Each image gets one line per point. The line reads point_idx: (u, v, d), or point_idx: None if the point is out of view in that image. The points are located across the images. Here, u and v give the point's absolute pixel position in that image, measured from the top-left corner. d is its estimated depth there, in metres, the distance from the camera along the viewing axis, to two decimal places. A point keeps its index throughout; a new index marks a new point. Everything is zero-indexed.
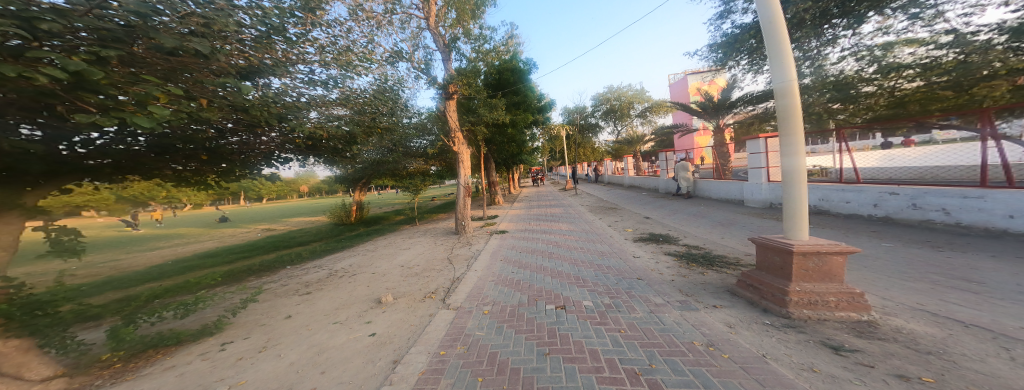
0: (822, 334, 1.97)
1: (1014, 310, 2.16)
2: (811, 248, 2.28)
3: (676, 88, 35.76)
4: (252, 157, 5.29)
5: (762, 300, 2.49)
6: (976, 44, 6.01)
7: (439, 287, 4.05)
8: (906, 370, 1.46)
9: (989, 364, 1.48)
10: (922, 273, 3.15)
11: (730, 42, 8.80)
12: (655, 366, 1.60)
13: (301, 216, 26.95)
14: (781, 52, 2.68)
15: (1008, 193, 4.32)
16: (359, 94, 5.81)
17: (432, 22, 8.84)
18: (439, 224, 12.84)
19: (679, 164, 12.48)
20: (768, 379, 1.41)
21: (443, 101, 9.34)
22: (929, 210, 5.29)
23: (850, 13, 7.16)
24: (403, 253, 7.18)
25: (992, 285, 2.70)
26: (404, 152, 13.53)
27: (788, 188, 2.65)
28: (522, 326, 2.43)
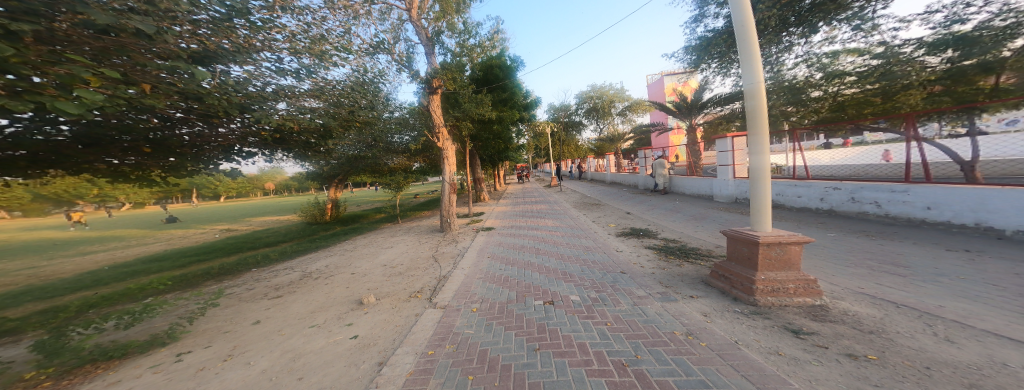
0: (784, 319, 2.19)
1: (932, 291, 2.55)
2: (775, 239, 2.51)
3: (653, 88, 37.28)
4: (207, 151, 4.78)
5: (733, 290, 2.71)
6: (900, 57, 6.77)
7: (425, 286, 3.97)
8: (854, 349, 1.68)
9: (918, 340, 1.74)
10: (861, 259, 3.60)
11: (703, 45, 9.24)
12: (641, 357, 1.69)
13: (267, 215, 25.09)
14: (751, 56, 2.87)
15: (927, 188, 5.01)
16: (333, 85, 5.45)
17: (415, 14, 8.42)
18: (421, 222, 12.50)
19: (655, 161, 13.09)
20: (741, 364, 1.55)
21: (426, 96, 8.98)
22: (864, 203, 6.00)
23: (805, 22, 7.69)
24: (385, 252, 6.94)
25: (915, 269, 3.16)
26: (384, 148, 12.98)
27: (755, 185, 2.87)
28: (512, 322, 2.46)
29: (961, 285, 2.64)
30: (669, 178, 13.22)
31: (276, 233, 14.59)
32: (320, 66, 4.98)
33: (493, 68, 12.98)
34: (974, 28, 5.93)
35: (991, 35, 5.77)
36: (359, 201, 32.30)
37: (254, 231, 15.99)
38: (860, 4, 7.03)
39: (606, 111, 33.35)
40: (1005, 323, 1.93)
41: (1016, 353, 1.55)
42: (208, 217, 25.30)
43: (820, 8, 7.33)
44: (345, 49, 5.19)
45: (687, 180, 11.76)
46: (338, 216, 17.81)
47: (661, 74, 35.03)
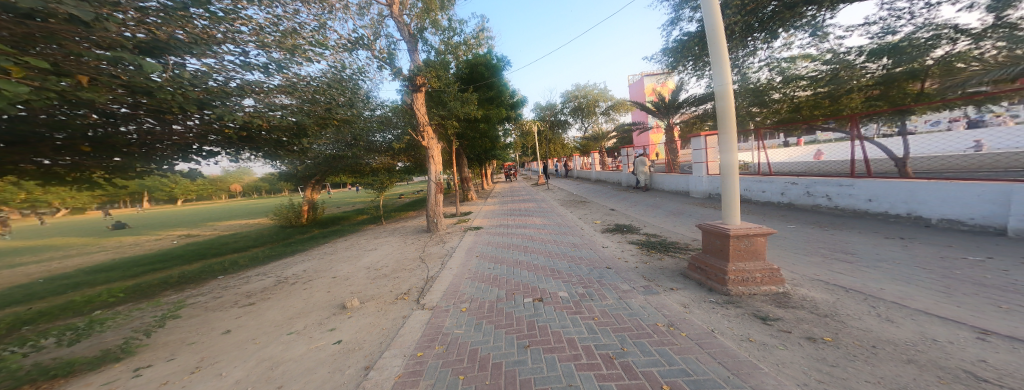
0: (753, 307, 2.37)
1: (874, 275, 2.88)
2: (744, 232, 2.69)
3: (634, 87, 38.35)
4: (159, 150, 4.37)
5: (708, 281, 2.89)
6: (845, 63, 7.45)
7: (412, 287, 3.90)
8: (813, 332, 1.86)
9: (865, 321, 1.97)
10: (816, 248, 3.99)
11: (679, 48, 9.60)
12: (627, 349, 1.78)
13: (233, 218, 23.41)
14: (720, 59, 3.03)
15: (869, 182, 5.58)
16: (307, 81, 5.18)
17: (396, 10, 8.11)
18: (405, 223, 12.18)
19: (636, 159, 13.59)
20: (717, 352, 1.67)
21: (410, 94, 8.71)
22: (817, 197, 6.59)
23: (766, 29, 8.19)
24: (369, 255, 6.72)
25: (860, 255, 3.55)
26: (364, 147, 12.44)
27: (725, 181, 3.05)
28: (502, 321, 2.48)
29: (896, 269, 3.00)
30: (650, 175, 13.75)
31: (245, 237, 13.65)
32: (296, 61, 4.70)
33: (479, 66, 12.82)
34: (902, 39, 6.73)
35: (912, 47, 6.61)
36: (339, 203, 30.90)
37: (219, 235, 14.86)
38: (813, 13, 7.54)
39: (590, 110, 33.82)
40: (933, 302, 2.22)
41: (942, 329, 1.80)
42: (165, 222, 23.24)
43: (775, 17, 7.82)
44: (321, 45, 4.93)
45: (666, 177, 12.29)
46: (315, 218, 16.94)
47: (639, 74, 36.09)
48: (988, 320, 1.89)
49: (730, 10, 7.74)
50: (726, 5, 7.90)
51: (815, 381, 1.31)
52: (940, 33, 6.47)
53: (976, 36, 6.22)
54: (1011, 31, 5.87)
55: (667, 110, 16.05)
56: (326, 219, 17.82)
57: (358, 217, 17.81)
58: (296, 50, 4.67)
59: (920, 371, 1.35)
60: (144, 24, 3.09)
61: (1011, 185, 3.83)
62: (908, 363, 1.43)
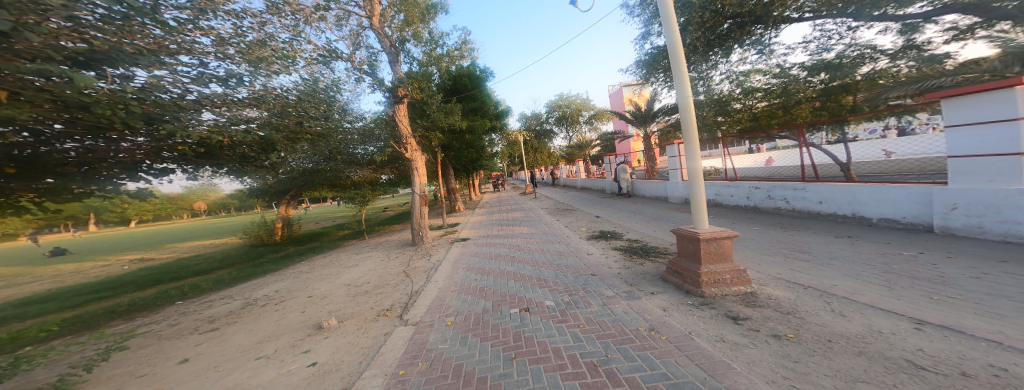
0: (726, 307, 2.50)
1: (828, 272, 3.14)
2: (713, 235, 2.86)
3: (613, 98, 39.75)
4: (104, 170, 4.07)
5: (685, 284, 3.01)
6: (790, 77, 8.26)
7: (395, 303, 3.76)
8: (778, 329, 1.99)
9: (822, 316, 2.13)
10: (779, 248, 4.29)
11: (650, 61, 10.14)
12: (611, 356, 1.81)
13: (196, 239, 21.70)
14: (679, 74, 3.24)
15: (819, 185, 6.11)
16: (277, 94, 4.98)
17: (376, 22, 8.06)
18: (389, 237, 11.83)
19: (618, 167, 14.08)
20: (695, 353, 1.74)
21: (392, 106, 8.59)
22: (777, 200, 7.10)
23: (722, 46, 8.73)
24: (349, 271, 6.44)
25: (816, 253, 3.86)
26: (345, 160, 12.05)
27: (692, 186, 3.22)
28: (488, 333, 2.45)
29: (847, 266, 3.29)
30: (631, 182, 14.22)
31: (210, 259, 12.71)
32: (265, 73, 4.61)
33: (462, 77, 12.86)
34: (836, 57, 7.63)
35: (850, 62, 7.52)
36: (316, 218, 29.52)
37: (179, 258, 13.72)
38: (761, 32, 8.19)
39: (575, 119, 34.11)
40: (877, 296, 2.44)
41: (887, 321, 1.98)
42: (116, 246, 21.12)
43: (729, 36, 8.49)
44: (289, 58, 4.82)
45: (647, 184, 12.80)
46: (290, 235, 16.12)
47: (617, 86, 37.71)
48: (923, 311, 2.10)
49: (692, 28, 8.35)
50: (689, 23, 8.48)
51: (782, 378, 1.39)
52: (864, 53, 7.47)
53: (892, 56, 7.20)
54: (918, 54, 6.89)
55: (644, 119, 16.66)
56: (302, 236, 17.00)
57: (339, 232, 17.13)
58: (266, 62, 4.59)
59: (870, 362, 1.48)
60: (82, 34, 2.91)
61: (931, 187, 4.38)
62: (860, 355, 1.56)
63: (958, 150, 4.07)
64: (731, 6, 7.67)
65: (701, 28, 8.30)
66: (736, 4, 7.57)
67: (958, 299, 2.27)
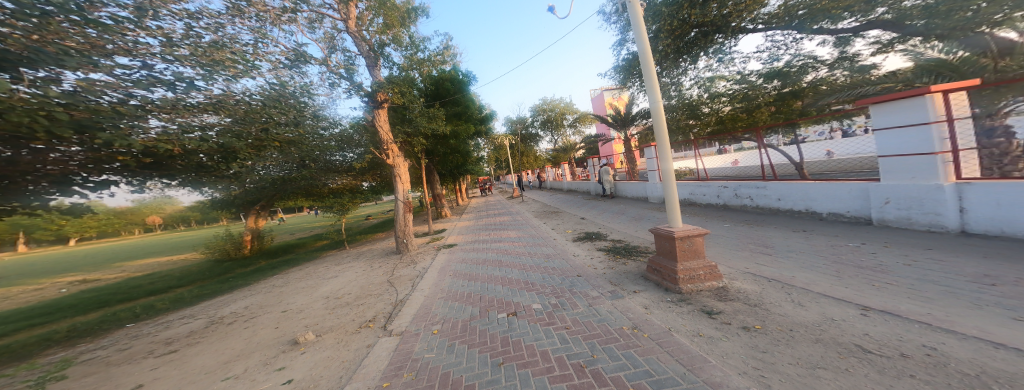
0: (701, 303, 2.64)
1: (788, 264, 3.42)
2: (686, 233, 3.01)
3: (594, 102, 40.74)
4: (29, 184, 3.68)
5: (663, 281, 3.15)
6: (749, 82, 8.97)
7: (378, 313, 3.65)
8: (747, 322, 2.14)
9: (785, 306, 2.33)
10: (747, 243, 4.61)
11: (627, 67, 10.49)
12: (596, 356, 1.86)
13: (151, 255, 19.81)
14: (649, 80, 3.41)
15: (777, 184, 6.66)
16: (238, 100, 4.80)
17: (351, 24, 7.91)
18: (371, 246, 11.43)
19: (601, 170, 14.49)
20: (674, 349, 1.83)
21: (371, 111, 8.50)
22: (743, 198, 7.61)
23: (690, 52, 9.14)
24: (327, 284, 6.16)
25: (777, 247, 4.20)
26: (322, 168, 11.54)
27: (665, 186, 3.37)
28: (476, 339, 2.43)
29: (803, 258, 3.61)
30: (614, 184, 14.64)
31: (167, 276, 11.67)
32: (224, 76, 4.36)
33: (444, 82, 12.64)
34: (785, 65, 8.25)
35: (796, 70, 8.26)
36: (291, 229, 27.89)
37: (130, 277, 12.45)
38: (722, 40, 8.72)
39: (558, 123, 34.68)
40: (830, 285, 2.70)
41: (838, 308, 2.20)
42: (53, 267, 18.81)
43: (695, 43, 8.92)
44: (248, 60, 4.59)
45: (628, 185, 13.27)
46: (261, 247, 15.23)
47: (599, 91, 38.79)
48: (867, 297, 2.35)
49: (662, 35, 8.73)
50: (660, 32, 8.89)
51: (752, 368, 1.50)
52: (807, 63, 8.15)
53: (830, 65, 7.88)
54: (851, 64, 7.59)
55: (624, 123, 17.07)
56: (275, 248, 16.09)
57: (317, 243, 16.45)
58: (225, 64, 4.32)
59: (825, 348, 1.63)
60: None
61: (868, 183, 4.92)
62: (816, 342, 1.72)
63: (887, 150, 4.60)
64: (696, 15, 8.05)
65: (671, 37, 8.70)
66: (700, 14, 7.95)
67: (894, 285, 2.56)
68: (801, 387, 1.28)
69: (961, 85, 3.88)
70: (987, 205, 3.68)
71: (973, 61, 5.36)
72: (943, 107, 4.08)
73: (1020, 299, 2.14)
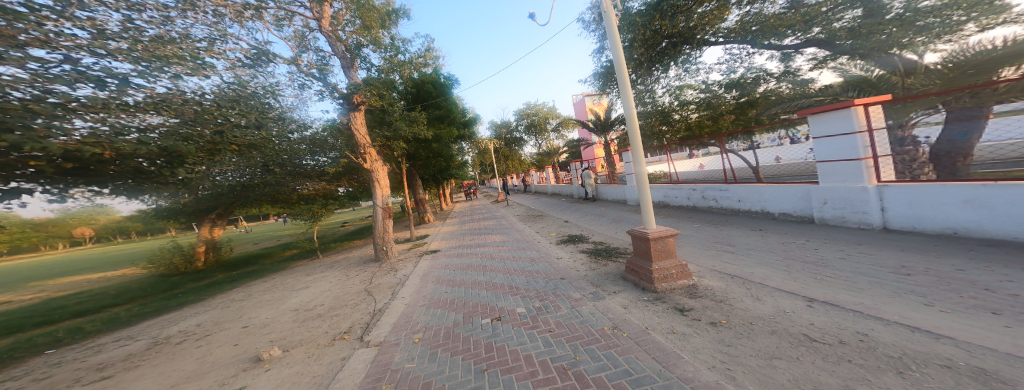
0: (675, 300, 2.80)
1: (750, 261, 3.72)
2: (660, 234, 3.16)
3: (577, 108, 41.75)
4: None
5: (641, 281, 3.28)
6: (713, 92, 9.57)
7: (355, 324, 3.50)
8: (715, 317, 2.30)
9: (747, 301, 2.53)
10: (715, 242, 4.95)
11: (604, 73, 10.85)
12: (579, 357, 1.90)
13: (83, 271, 17.46)
14: (623, 85, 3.54)
15: (737, 186, 7.22)
16: (187, 100, 4.89)
17: (326, 24, 7.72)
18: (347, 255, 10.85)
19: (585, 173, 14.92)
20: (651, 347, 1.92)
21: (347, 113, 8.24)
22: (710, 200, 8.16)
23: (661, 61, 9.60)
24: (296, 296, 5.77)
25: (740, 245, 4.55)
26: (290, 173, 10.59)
27: (639, 189, 3.53)
28: (459, 347, 2.39)
29: (761, 255, 3.94)
30: (597, 187, 15.06)
31: (101, 294, 10.30)
32: (169, 72, 4.41)
33: (425, 84, 12.20)
34: (741, 76, 8.97)
35: (750, 81, 8.88)
36: (254, 238, 25.73)
37: (54, 296, 10.87)
38: (689, 51, 9.16)
39: (543, 128, 34.18)
40: (783, 279, 2.97)
41: (790, 301, 2.43)
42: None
43: (665, 53, 9.33)
44: (199, 58, 4.65)
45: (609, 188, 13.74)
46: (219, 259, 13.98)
47: (580, 98, 39.70)
48: (814, 290, 2.62)
49: (636, 44, 9.18)
50: (634, 43, 9.37)
51: (719, 362, 1.62)
52: (759, 75, 8.77)
53: (777, 78, 8.52)
54: (794, 78, 8.25)
55: (604, 128, 16.91)
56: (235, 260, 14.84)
57: (286, 253, 15.43)
58: (170, 60, 4.34)
59: (780, 339, 1.81)
60: None
61: (809, 186, 5.51)
62: (772, 333, 1.90)
63: (825, 156, 5.15)
64: (666, 26, 8.51)
65: (643, 47, 9.17)
66: (670, 25, 8.41)
67: (834, 278, 2.88)
68: (761, 377, 1.41)
69: (876, 99, 4.49)
70: (904, 204, 4.28)
71: (887, 79, 6.23)
72: (864, 117, 4.66)
73: (930, 287, 2.50)
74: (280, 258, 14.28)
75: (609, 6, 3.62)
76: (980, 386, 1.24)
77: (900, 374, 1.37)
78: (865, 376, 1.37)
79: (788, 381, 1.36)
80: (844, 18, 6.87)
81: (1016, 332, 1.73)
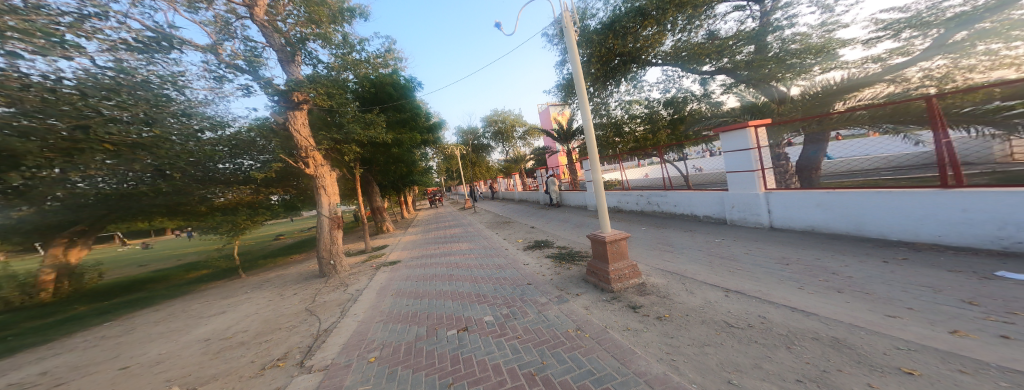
0: (628, 299, 3.02)
1: (687, 259, 4.22)
2: (615, 237, 3.37)
3: (542, 117, 43.03)
4: None
5: (600, 283, 3.47)
6: (653, 109, 10.63)
7: (294, 348, 3.08)
8: (661, 312, 2.55)
9: (687, 295, 2.85)
10: (659, 243, 5.51)
11: (567, 85, 11.41)
12: (546, 362, 1.93)
13: None
14: (582, 98, 3.74)
15: (673, 193, 8.14)
16: (34, 87, 3.80)
17: (259, 12, 6.82)
18: (280, 273, 9.39)
19: (549, 180, 15.34)
20: (611, 346, 2.05)
21: (284, 113, 7.22)
22: (653, 205, 9.08)
23: (614, 78, 10.48)
24: (212, 323, 4.84)
25: (678, 245, 5.14)
26: (193, 178, 8.45)
27: (596, 196, 3.75)
28: (421, 362, 2.25)
29: (695, 253, 4.49)
30: (561, 194, 15.57)
31: None
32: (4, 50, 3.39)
33: (386, 86, 11.10)
34: (675, 94, 10.14)
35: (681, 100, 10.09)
36: (145, 259, 20.73)
37: None
38: (636, 70, 9.99)
39: (510, 136, 34.36)
40: (712, 273, 3.44)
41: (716, 293, 2.82)
42: None
43: (617, 70, 10.21)
44: (60, 35, 3.65)
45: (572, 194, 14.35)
46: (78, 288, 10.91)
47: (546, 107, 41.02)
48: (734, 281, 3.09)
49: (593, 60, 10.04)
50: (592, 59, 10.13)
51: (665, 354, 1.80)
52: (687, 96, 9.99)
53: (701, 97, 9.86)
54: (707, 100, 9.75)
55: (567, 138, 17.38)
56: (107, 288, 11.69)
57: (188, 276, 12.72)
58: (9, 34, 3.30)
59: (712, 328, 2.08)
60: None
61: (722, 193, 6.49)
62: (704, 323, 2.19)
63: (732, 168, 6.11)
64: (618, 45, 9.36)
65: (599, 62, 10.00)
66: (620, 45, 9.29)
67: (745, 270, 3.43)
68: (696, 364, 1.62)
69: (762, 121, 5.52)
70: (786, 208, 5.27)
71: (768, 106, 8.01)
72: (754, 137, 5.70)
73: (807, 274, 3.14)
74: (177, 282, 11.64)
75: (569, 22, 3.81)
76: (838, 353, 1.62)
77: (787, 349, 1.71)
78: (767, 353, 1.67)
79: (717, 365, 1.59)
80: (743, 51, 8.27)
81: (853, 306, 2.27)
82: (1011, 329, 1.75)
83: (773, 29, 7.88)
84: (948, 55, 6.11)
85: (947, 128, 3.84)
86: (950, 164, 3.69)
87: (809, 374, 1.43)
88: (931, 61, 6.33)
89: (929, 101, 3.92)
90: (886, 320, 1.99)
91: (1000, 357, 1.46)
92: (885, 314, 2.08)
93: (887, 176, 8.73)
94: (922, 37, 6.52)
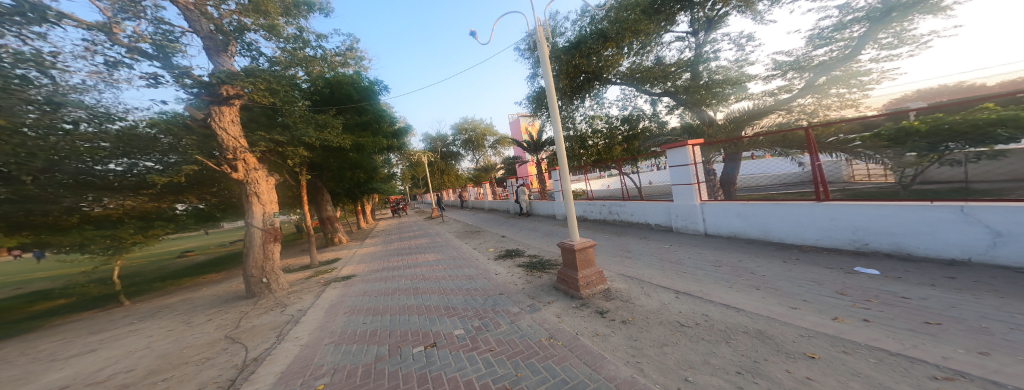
0: (596, 304, 3.14)
1: (646, 264, 4.51)
2: (584, 245, 3.49)
3: (512, 128, 43.71)
4: None
5: (570, 290, 3.55)
6: (609, 125, 11.36)
7: (218, 384, 2.60)
8: (625, 315, 2.68)
9: (648, 298, 3.05)
10: (621, 250, 5.83)
11: (536, 98, 11.87)
12: (521, 374, 1.89)
13: None
14: (554, 112, 3.88)
15: (631, 203, 8.69)
16: None
17: None
18: (194, 296, 7.92)
19: (518, 189, 15.52)
20: (582, 352, 2.09)
21: (206, 107, 6.30)
22: (613, 213, 9.61)
23: (579, 93, 11.14)
24: (99, 361, 3.89)
25: (636, 252, 5.49)
26: (58, 184, 6.74)
27: (566, 205, 3.87)
28: (385, 385, 2.07)
29: (653, 258, 4.83)
30: (530, 203, 15.76)
31: None
32: None
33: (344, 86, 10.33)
34: (631, 112, 11.04)
35: (636, 118, 10.99)
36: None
37: None
38: (597, 87, 10.68)
39: (479, 144, 34.21)
40: (667, 277, 3.73)
41: (672, 294, 3.05)
42: None
43: (582, 86, 10.87)
44: None
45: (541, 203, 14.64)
46: None
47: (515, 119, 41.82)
48: (686, 283, 3.38)
49: (561, 76, 10.61)
50: (559, 75, 10.73)
51: (631, 356, 1.89)
52: (639, 114, 11.02)
53: (651, 116, 10.92)
54: (655, 119, 10.87)
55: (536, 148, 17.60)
56: None
57: (37, 309, 9.85)
58: None
59: (670, 329, 2.24)
60: None
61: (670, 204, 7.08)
62: (663, 324, 2.35)
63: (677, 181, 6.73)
64: (584, 64, 10.02)
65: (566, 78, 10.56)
66: (586, 63, 9.94)
67: (695, 272, 3.77)
68: (659, 364, 1.72)
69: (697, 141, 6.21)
70: (718, 217, 5.96)
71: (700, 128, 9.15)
72: (693, 154, 6.40)
73: (743, 274, 3.56)
74: (24, 316, 8.96)
75: (542, 38, 3.96)
76: (769, 343, 1.85)
77: (728, 343, 1.91)
78: (714, 348, 1.85)
79: (675, 364, 1.70)
80: (680, 78, 9.36)
81: (767, 301, 2.62)
82: (871, 313, 2.17)
83: (704, 60, 9.08)
84: (814, 94, 7.94)
85: (818, 152, 4.66)
86: (820, 182, 4.53)
87: (749, 365, 1.60)
88: (805, 98, 8.08)
89: (806, 132, 4.66)
90: (804, 311, 2.33)
91: (877, 337, 1.79)
92: (792, 307, 2.43)
93: (780, 190, 10.59)
94: (799, 78, 8.11)
